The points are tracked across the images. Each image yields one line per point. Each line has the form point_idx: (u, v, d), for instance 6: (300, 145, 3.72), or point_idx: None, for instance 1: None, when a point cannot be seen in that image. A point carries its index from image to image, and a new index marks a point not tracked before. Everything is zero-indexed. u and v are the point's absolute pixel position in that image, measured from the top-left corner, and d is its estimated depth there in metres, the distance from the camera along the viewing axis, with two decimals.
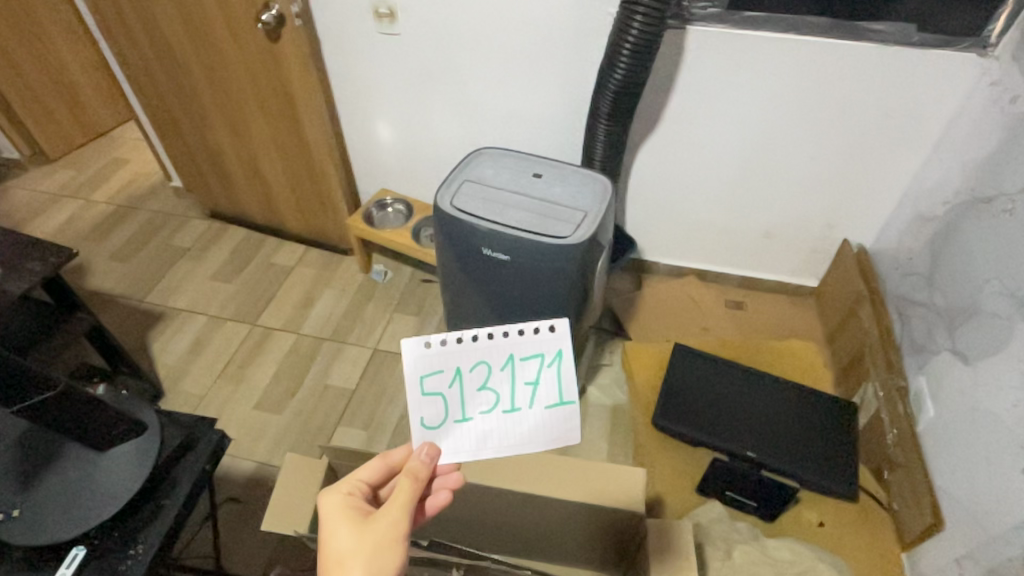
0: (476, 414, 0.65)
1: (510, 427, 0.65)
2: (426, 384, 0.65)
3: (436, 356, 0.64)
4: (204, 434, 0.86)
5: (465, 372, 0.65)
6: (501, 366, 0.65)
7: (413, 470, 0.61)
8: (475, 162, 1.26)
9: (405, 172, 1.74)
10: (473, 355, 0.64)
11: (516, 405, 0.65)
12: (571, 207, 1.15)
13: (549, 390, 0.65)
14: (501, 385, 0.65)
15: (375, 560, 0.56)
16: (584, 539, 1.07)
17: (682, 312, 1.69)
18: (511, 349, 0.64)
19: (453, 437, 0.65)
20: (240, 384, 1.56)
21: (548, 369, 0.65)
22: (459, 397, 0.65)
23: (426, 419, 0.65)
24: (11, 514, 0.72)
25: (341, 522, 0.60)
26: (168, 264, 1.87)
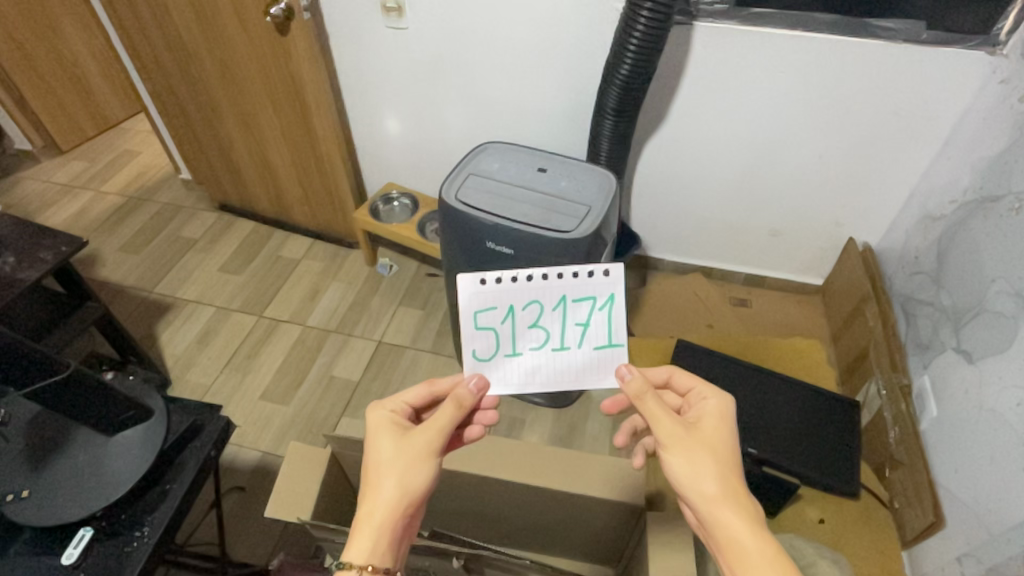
0: (526, 349, 0.67)
1: (560, 364, 0.67)
2: (480, 319, 0.66)
3: (491, 294, 0.65)
4: (210, 420, 0.87)
5: (517, 310, 0.66)
6: (553, 306, 0.65)
7: (459, 397, 0.63)
8: (482, 155, 1.26)
9: (412, 166, 1.75)
10: (526, 295, 0.65)
11: (565, 343, 0.66)
12: (576, 201, 1.15)
13: (598, 332, 0.66)
14: (552, 324, 0.66)
15: (410, 473, 0.61)
16: (585, 531, 1.08)
17: (687, 309, 1.70)
18: (563, 291, 0.65)
19: (502, 369, 0.67)
20: (247, 374, 1.58)
21: (599, 312, 0.65)
22: (512, 332, 0.66)
23: (479, 351, 0.67)
24: (20, 495, 0.73)
25: (385, 434, 0.64)
26: (177, 255, 1.89)
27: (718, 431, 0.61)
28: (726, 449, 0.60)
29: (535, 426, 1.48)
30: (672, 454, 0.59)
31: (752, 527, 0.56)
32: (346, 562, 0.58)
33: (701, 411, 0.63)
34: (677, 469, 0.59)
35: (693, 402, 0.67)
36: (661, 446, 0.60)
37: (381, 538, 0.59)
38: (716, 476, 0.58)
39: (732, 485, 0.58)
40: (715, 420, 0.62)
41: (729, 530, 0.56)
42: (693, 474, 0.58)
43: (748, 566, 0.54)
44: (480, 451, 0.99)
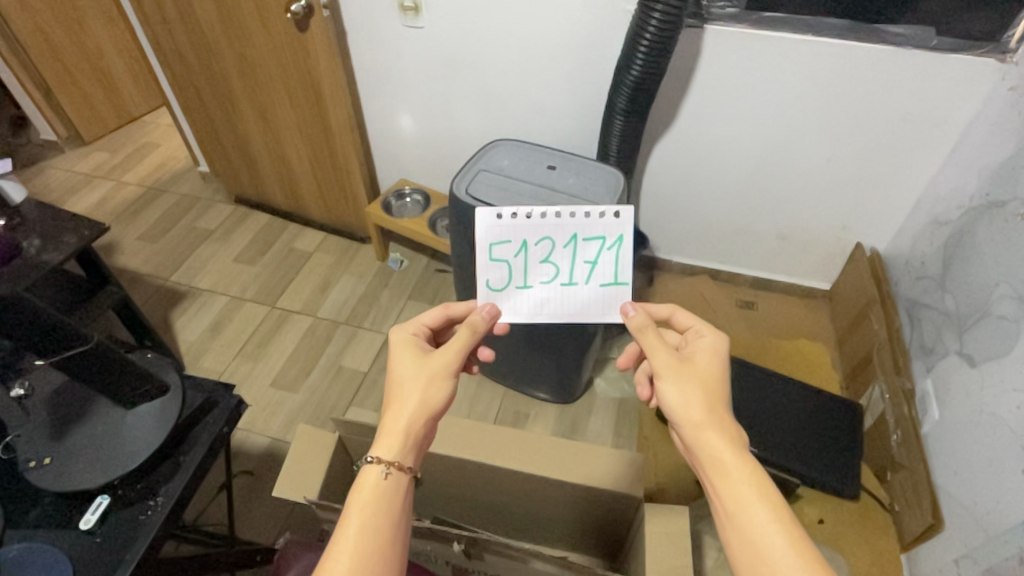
0: (536, 283, 0.73)
1: (567, 298, 0.73)
2: (494, 251, 0.72)
3: (507, 227, 0.71)
4: (223, 398, 0.89)
5: (531, 245, 0.72)
6: (564, 244, 0.71)
7: (473, 322, 0.69)
8: (492, 151, 1.29)
9: (424, 163, 1.77)
10: (539, 231, 0.71)
11: (574, 280, 0.72)
12: (583, 198, 1.18)
13: (605, 271, 0.72)
14: (562, 261, 0.72)
15: (430, 387, 0.65)
16: (583, 520, 1.11)
17: (693, 309, 1.71)
18: (576, 229, 0.71)
19: (513, 300, 0.74)
20: (258, 361, 1.61)
21: (607, 252, 0.71)
22: (526, 265, 0.72)
23: (492, 281, 0.73)
24: (42, 461, 0.76)
25: (407, 353, 0.69)
26: (194, 245, 1.93)
27: (711, 365, 0.65)
28: (717, 382, 0.64)
29: (538, 420, 1.50)
30: (665, 383, 0.63)
31: (737, 452, 0.59)
32: (373, 461, 0.61)
33: (697, 348, 0.67)
34: (669, 396, 0.62)
35: (691, 340, 0.70)
36: (656, 376, 0.64)
37: (406, 440, 0.63)
38: (707, 404, 0.61)
39: (722, 415, 0.61)
40: (709, 357, 0.66)
41: (716, 455, 0.59)
42: (682, 401, 0.61)
43: (731, 488, 0.57)
44: (482, 438, 1.02)
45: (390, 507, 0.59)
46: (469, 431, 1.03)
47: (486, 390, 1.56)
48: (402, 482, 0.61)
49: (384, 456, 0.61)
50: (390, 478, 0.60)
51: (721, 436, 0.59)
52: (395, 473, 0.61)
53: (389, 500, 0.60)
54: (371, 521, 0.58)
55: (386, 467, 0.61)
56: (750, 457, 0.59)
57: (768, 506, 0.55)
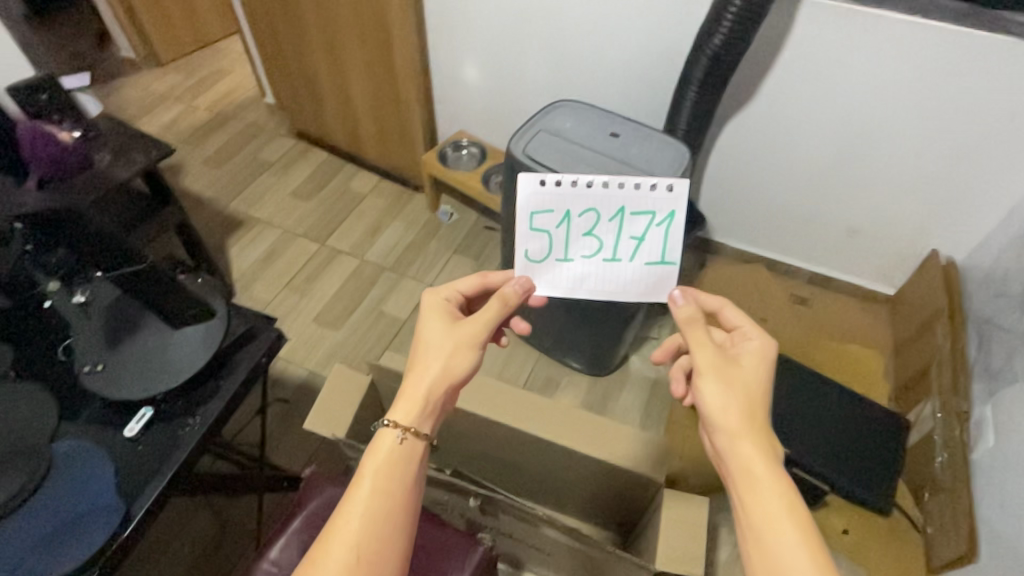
0: (577, 256, 0.71)
1: (608, 274, 0.71)
2: (535, 221, 0.70)
3: (550, 196, 0.69)
4: (264, 330, 0.88)
5: (574, 216, 0.69)
6: (609, 217, 0.69)
7: (505, 295, 0.68)
8: (554, 111, 1.25)
9: (485, 116, 1.74)
10: (584, 202, 0.69)
11: (617, 256, 0.70)
12: (644, 171, 1.13)
13: (652, 248, 0.69)
14: (606, 235, 0.69)
15: (455, 356, 0.65)
16: (601, 495, 1.11)
17: (743, 298, 1.65)
18: (623, 202, 0.68)
19: (552, 273, 0.72)
20: (304, 296, 1.66)
21: (655, 228, 0.68)
22: (568, 237, 0.70)
23: (532, 252, 0.72)
24: (96, 367, 0.78)
25: (435, 319, 0.68)
26: (254, 175, 1.98)
27: (756, 371, 0.62)
28: (760, 388, 0.61)
29: (568, 389, 1.49)
30: (706, 380, 0.60)
31: (771, 466, 0.56)
32: (390, 423, 0.62)
33: (744, 350, 0.64)
34: (708, 396, 0.60)
35: (738, 340, 0.66)
36: (698, 373, 0.61)
37: (425, 407, 0.63)
38: (746, 410, 0.58)
39: (760, 424, 0.58)
40: (754, 361, 0.63)
41: (748, 462, 0.56)
42: (721, 404, 0.59)
43: (760, 500, 0.55)
44: (509, 401, 1.02)
45: (402, 472, 0.61)
46: (498, 392, 1.03)
47: (521, 352, 1.56)
48: (416, 447, 0.62)
49: (402, 420, 0.62)
50: (406, 443, 0.61)
51: (755, 445, 0.57)
52: (410, 438, 0.62)
53: (402, 464, 0.61)
54: (382, 484, 0.59)
55: (403, 432, 0.62)
56: (784, 473, 0.57)
57: (796, 526, 0.53)
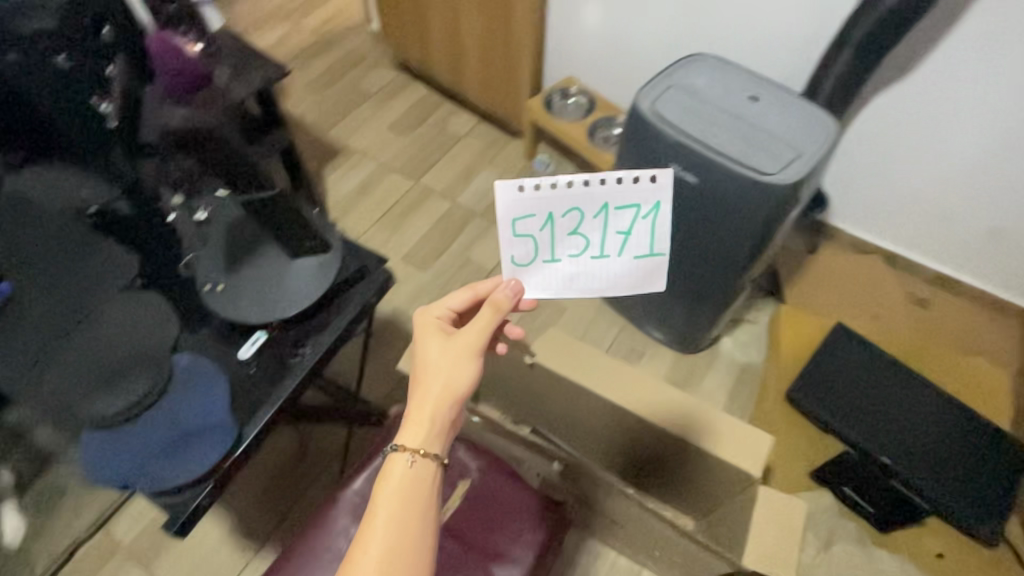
0: (563, 257, 0.62)
1: (596, 274, 0.62)
2: (517, 227, 0.60)
3: (529, 199, 0.58)
4: (374, 271, 0.87)
5: (557, 217, 0.59)
6: (594, 214, 0.59)
7: (498, 299, 0.61)
8: (689, 64, 1.14)
9: (598, 63, 1.63)
10: (566, 200, 0.59)
11: (604, 253, 0.61)
12: (784, 142, 1.04)
13: (640, 241, 0.60)
14: (592, 233, 0.60)
15: (456, 368, 0.58)
16: (682, 477, 1.08)
17: (855, 290, 1.49)
18: (607, 197, 0.59)
19: (540, 277, 0.63)
20: (394, 233, 1.66)
21: (642, 221, 0.59)
22: (553, 240, 0.61)
23: (516, 258, 0.62)
24: (216, 287, 0.80)
25: (428, 335, 0.61)
26: (353, 103, 1.96)
27: None
28: None
29: (652, 361, 1.44)
30: None
31: None
32: (397, 450, 0.56)
33: None
34: None
35: None
36: None
37: (430, 428, 0.56)
38: None
39: None
40: None
41: None
42: None
43: None
44: (607, 371, 1.01)
45: (418, 497, 0.54)
46: (597, 361, 1.03)
47: (605, 318, 1.51)
48: (429, 470, 0.55)
49: (408, 446, 0.55)
50: (415, 469, 0.55)
51: None
52: (419, 461, 0.55)
53: (416, 490, 0.55)
54: (403, 509, 0.53)
55: (412, 456, 0.55)
56: None
57: None
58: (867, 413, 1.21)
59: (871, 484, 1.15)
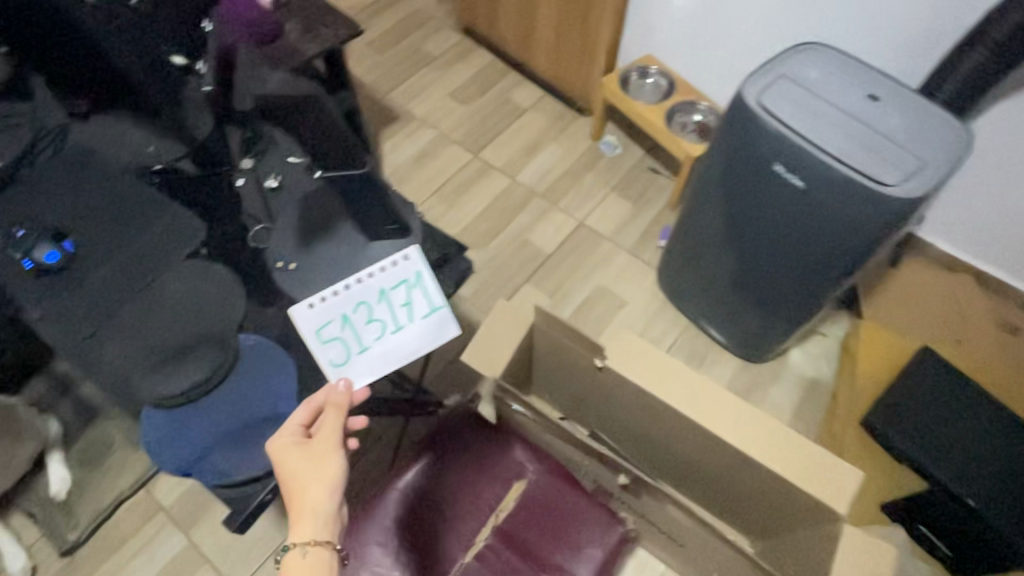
0: (372, 342, 0.71)
1: (401, 345, 0.71)
2: (321, 335, 0.71)
3: (320, 311, 0.71)
4: (455, 259, 0.80)
5: (350, 315, 0.72)
6: (376, 300, 0.72)
7: (340, 404, 0.65)
8: (799, 53, 1.04)
9: (684, 41, 1.51)
10: (349, 299, 0.72)
11: (398, 325, 0.72)
12: (906, 151, 0.93)
13: (421, 305, 0.73)
14: (382, 313, 0.72)
15: (324, 471, 0.61)
16: (750, 499, 1.02)
17: (942, 311, 1.37)
18: (380, 284, 0.73)
19: (360, 365, 0.70)
20: (451, 208, 1.59)
21: (413, 289, 0.73)
22: (356, 335, 0.71)
23: (334, 360, 0.70)
24: (289, 266, 0.78)
25: (291, 453, 0.62)
26: (414, 66, 1.86)
27: None
28: None
29: (714, 367, 1.37)
30: None
31: None
32: (290, 548, 0.59)
33: None
34: None
35: None
36: None
37: (322, 522, 0.60)
38: None
39: None
40: None
41: None
42: None
43: None
44: (690, 386, 0.91)
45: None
46: (676, 373, 0.92)
47: (667, 317, 1.43)
48: (329, 559, 0.59)
49: (299, 540, 0.58)
50: (309, 557, 0.58)
51: None
52: (314, 548, 0.58)
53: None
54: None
55: (304, 547, 0.58)
56: None
57: None
58: (958, 449, 1.12)
59: (948, 523, 1.09)
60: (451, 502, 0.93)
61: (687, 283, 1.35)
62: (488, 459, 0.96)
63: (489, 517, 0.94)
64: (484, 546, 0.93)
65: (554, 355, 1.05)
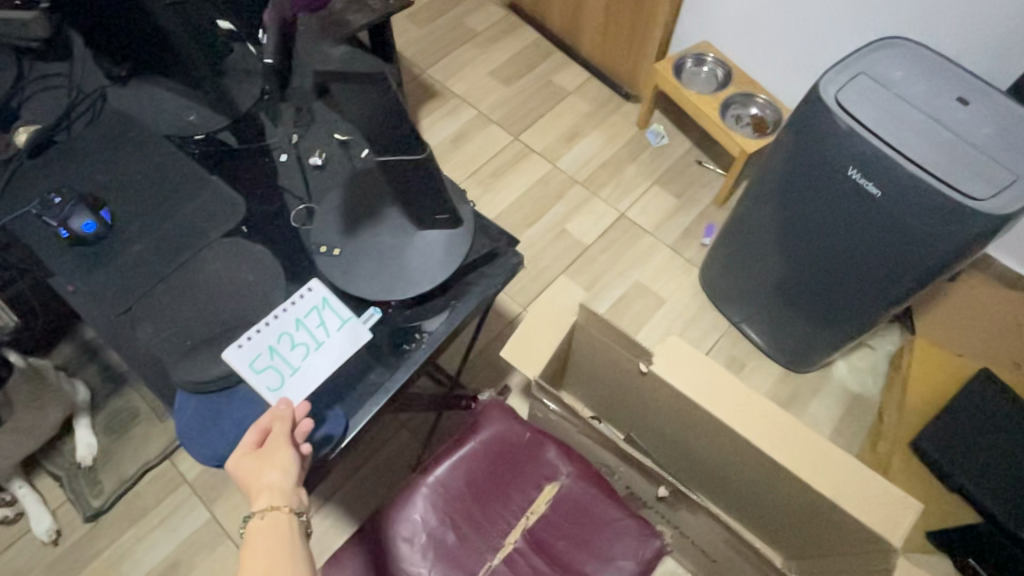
0: (304, 361, 0.67)
1: (331, 356, 0.68)
2: (253, 369, 0.66)
3: (250, 348, 0.66)
4: (505, 254, 0.76)
5: (276, 344, 0.67)
6: (295, 327, 0.69)
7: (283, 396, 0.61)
8: (882, 47, 0.96)
9: (745, 28, 1.43)
10: (272, 331, 0.68)
11: (320, 341, 0.69)
12: (997, 162, 0.86)
13: (334, 320, 0.70)
14: (306, 336, 0.68)
15: (277, 446, 0.55)
16: (789, 518, 0.98)
17: None
18: (295, 313, 0.69)
19: (297, 386, 0.65)
20: (488, 191, 1.54)
21: (326, 309, 0.71)
22: (286, 359, 0.67)
23: (271, 387, 0.65)
24: (332, 251, 0.73)
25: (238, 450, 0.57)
26: (457, 41, 1.80)
27: None
28: None
29: (752, 374, 1.32)
30: None
31: None
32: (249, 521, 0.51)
33: None
34: None
35: None
36: None
37: (280, 490, 0.52)
38: None
39: None
40: None
41: None
42: None
43: None
44: (741, 400, 0.86)
45: (278, 541, 0.48)
46: (725, 385, 0.87)
47: (706, 319, 1.38)
48: (290, 525, 0.50)
49: (257, 508, 0.51)
50: (267, 520, 0.49)
51: None
52: (272, 512, 0.50)
53: (274, 538, 0.48)
54: (260, 557, 0.47)
55: (262, 512, 0.50)
56: None
57: None
58: (1006, 478, 1.08)
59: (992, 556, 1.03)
60: (479, 502, 0.89)
61: (732, 286, 1.29)
62: (521, 459, 0.92)
63: (521, 519, 0.89)
64: (513, 549, 0.87)
65: (594, 356, 1.01)
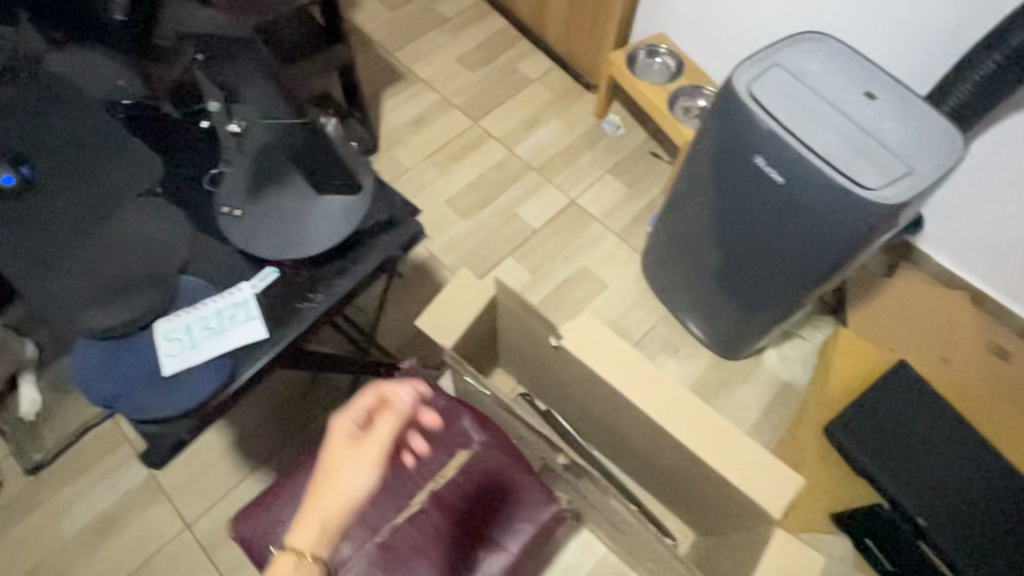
0: (203, 342, 0.70)
1: (226, 347, 0.70)
2: (164, 336, 0.70)
3: (171, 319, 0.71)
4: (403, 221, 0.81)
5: (191, 321, 0.71)
6: (213, 312, 0.72)
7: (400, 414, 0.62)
8: (798, 41, 0.99)
9: (698, 21, 1.46)
10: (195, 310, 0.72)
11: (226, 330, 0.71)
12: (893, 154, 0.90)
13: (246, 317, 0.73)
14: (219, 322, 0.72)
15: (355, 476, 0.57)
16: (694, 494, 1.01)
17: (930, 328, 1.32)
18: (220, 302, 0.73)
19: (187, 362, 0.69)
20: (444, 174, 1.57)
21: (246, 307, 0.73)
22: (195, 335, 0.70)
23: (167, 355, 0.69)
24: (235, 213, 0.78)
25: (341, 453, 0.58)
26: (425, 25, 1.82)
27: None
28: None
29: (686, 360, 1.35)
30: None
31: None
32: (284, 551, 0.54)
33: None
34: None
35: None
36: None
37: (326, 529, 0.55)
38: None
39: None
40: None
41: None
42: None
43: None
44: (638, 377, 0.89)
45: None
46: (620, 359, 0.89)
47: (646, 306, 1.41)
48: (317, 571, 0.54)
49: (301, 545, 0.54)
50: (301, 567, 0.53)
51: None
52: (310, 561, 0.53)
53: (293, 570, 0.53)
54: None
55: (302, 555, 0.53)
56: None
57: None
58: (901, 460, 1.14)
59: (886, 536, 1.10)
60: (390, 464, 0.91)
61: (669, 273, 1.33)
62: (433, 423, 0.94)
63: (428, 483, 0.92)
64: (419, 508, 0.90)
65: (516, 332, 1.05)
